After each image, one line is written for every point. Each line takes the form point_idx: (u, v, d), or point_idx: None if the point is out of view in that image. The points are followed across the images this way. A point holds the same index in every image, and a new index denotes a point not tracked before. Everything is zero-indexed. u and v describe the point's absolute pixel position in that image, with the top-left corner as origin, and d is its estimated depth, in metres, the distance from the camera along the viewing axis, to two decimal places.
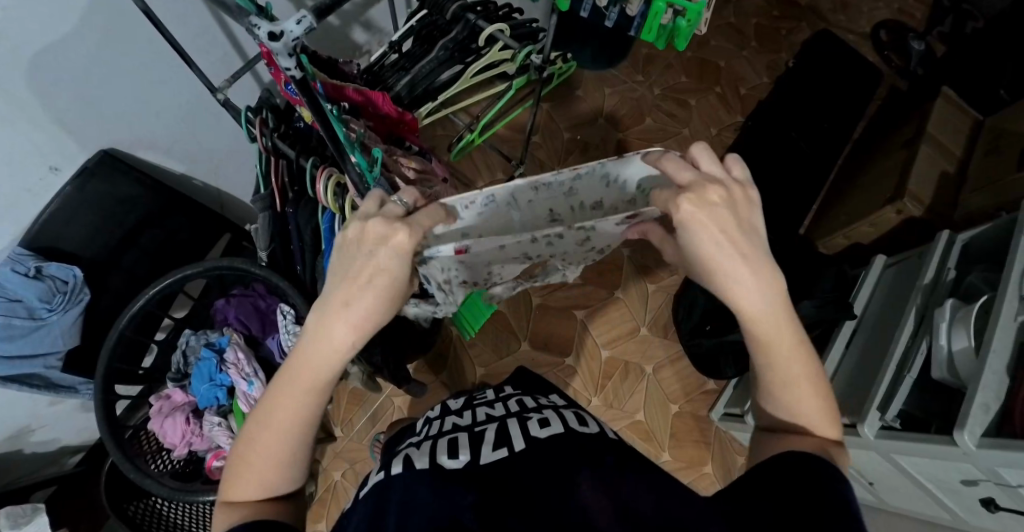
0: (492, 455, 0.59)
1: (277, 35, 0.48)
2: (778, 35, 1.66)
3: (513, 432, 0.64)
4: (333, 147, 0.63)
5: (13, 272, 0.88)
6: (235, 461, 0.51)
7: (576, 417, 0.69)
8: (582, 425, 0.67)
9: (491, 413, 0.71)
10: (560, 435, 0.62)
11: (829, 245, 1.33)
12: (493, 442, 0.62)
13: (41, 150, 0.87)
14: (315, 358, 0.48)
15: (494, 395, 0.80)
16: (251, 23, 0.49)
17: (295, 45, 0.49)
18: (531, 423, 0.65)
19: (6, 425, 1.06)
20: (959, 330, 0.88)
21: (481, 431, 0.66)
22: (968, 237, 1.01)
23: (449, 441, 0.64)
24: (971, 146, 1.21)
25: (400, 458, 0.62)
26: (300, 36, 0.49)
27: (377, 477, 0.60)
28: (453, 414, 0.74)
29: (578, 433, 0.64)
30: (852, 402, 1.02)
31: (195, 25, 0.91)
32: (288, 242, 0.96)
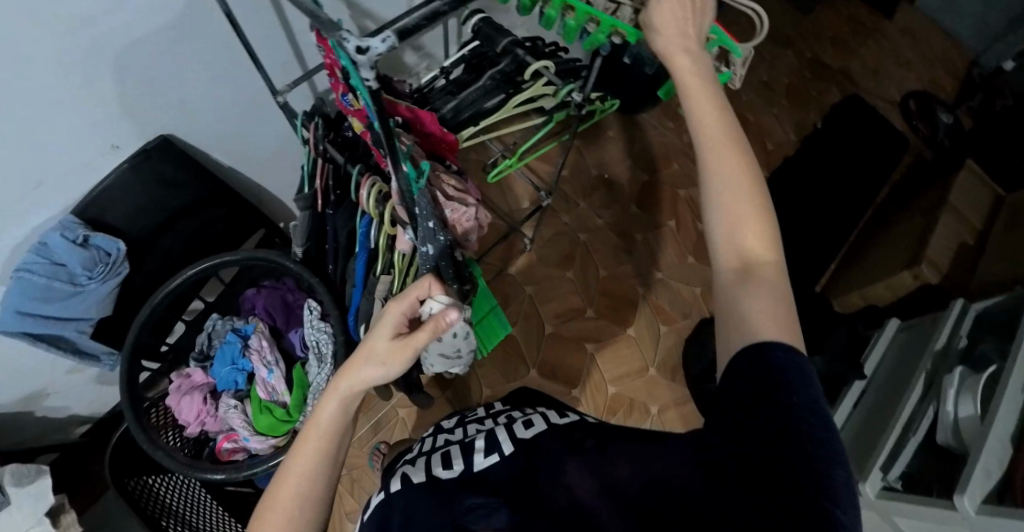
0: (484, 462, 0.60)
1: (364, 49, 0.53)
2: (809, 96, 1.72)
3: (502, 436, 0.64)
4: (390, 155, 0.67)
5: (62, 237, 0.94)
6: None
7: (556, 414, 0.70)
8: (562, 418, 0.69)
9: (481, 426, 0.71)
10: (543, 433, 0.63)
11: (843, 303, 1.34)
12: (483, 448, 0.62)
13: (106, 129, 0.93)
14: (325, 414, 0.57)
15: (483, 412, 0.80)
16: (340, 37, 0.54)
17: (376, 59, 0.55)
18: (517, 426, 0.66)
19: (24, 385, 1.09)
20: (967, 397, 0.89)
21: (471, 441, 0.66)
22: (980, 308, 1.03)
23: (442, 455, 0.64)
24: (991, 219, 1.23)
25: (399, 475, 0.62)
26: (382, 52, 0.54)
27: (378, 497, 0.61)
28: (445, 432, 0.74)
29: (557, 428, 0.65)
30: (857, 460, 1.02)
31: (265, 29, 0.98)
32: (323, 241, 1.03)
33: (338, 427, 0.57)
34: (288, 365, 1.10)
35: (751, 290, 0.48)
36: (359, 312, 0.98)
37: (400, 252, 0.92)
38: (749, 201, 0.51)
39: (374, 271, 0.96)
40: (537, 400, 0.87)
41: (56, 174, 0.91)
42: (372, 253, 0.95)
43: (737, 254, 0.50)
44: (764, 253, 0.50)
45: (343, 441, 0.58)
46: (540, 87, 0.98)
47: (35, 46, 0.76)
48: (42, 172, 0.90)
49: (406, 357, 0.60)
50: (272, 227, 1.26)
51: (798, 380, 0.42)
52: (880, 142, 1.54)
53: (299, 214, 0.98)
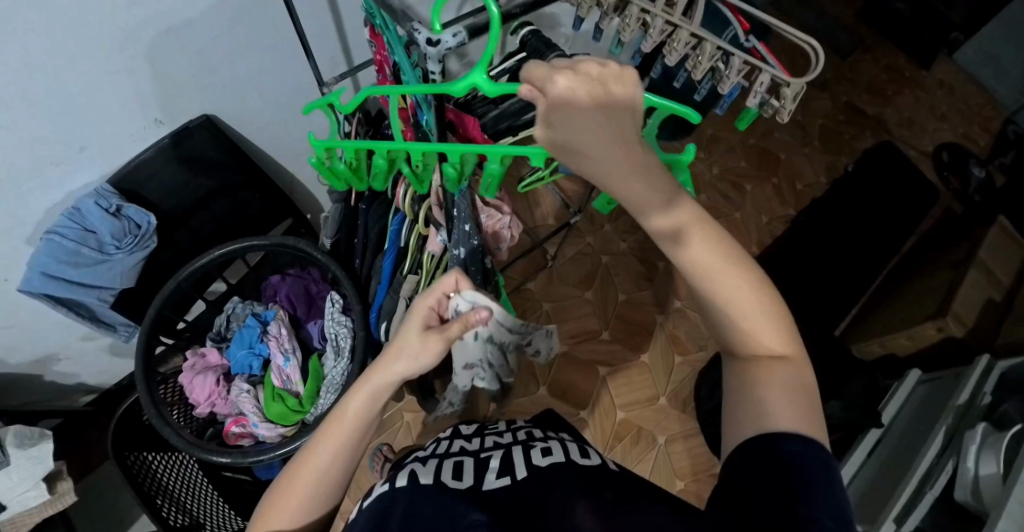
0: (496, 482, 0.59)
1: (434, 42, 0.60)
2: (841, 139, 1.72)
3: (517, 460, 0.63)
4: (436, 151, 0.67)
5: (96, 205, 0.94)
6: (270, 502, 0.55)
7: (579, 450, 0.67)
8: (584, 456, 0.65)
9: (498, 441, 0.70)
10: (561, 465, 0.61)
11: (863, 350, 1.32)
12: (497, 469, 0.62)
13: (153, 103, 0.94)
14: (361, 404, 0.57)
15: (503, 429, 0.78)
16: (415, 29, 0.60)
17: (444, 52, 0.61)
18: (534, 451, 0.64)
19: (38, 348, 1.10)
20: (990, 456, 0.86)
21: (486, 459, 0.65)
22: (1007, 366, 1.01)
23: (454, 466, 0.63)
24: (1020, 279, 1.22)
25: (407, 472, 0.62)
26: (451, 47, 0.61)
27: (382, 489, 0.60)
28: (461, 439, 0.73)
29: (579, 464, 0.61)
30: (868, 510, 0.99)
31: (319, 21, 1.00)
32: (353, 235, 1.06)
33: (364, 421, 0.57)
34: (305, 355, 1.11)
35: (773, 381, 0.49)
36: (383, 310, 1.00)
37: (429, 253, 0.93)
38: (749, 299, 0.50)
39: (401, 270, 0.98)
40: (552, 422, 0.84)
41: (100, 142, 0.93)
42: (401, 252, 0.97)
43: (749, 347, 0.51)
44: (780, 349, 0.51)
45: (365, 435, 0.58)
46: None
47: (98, 13, 0.78)
48: (87, 138, 0.91)
49: (435, 350, 0.58)
50: (299, 217, 1.27)
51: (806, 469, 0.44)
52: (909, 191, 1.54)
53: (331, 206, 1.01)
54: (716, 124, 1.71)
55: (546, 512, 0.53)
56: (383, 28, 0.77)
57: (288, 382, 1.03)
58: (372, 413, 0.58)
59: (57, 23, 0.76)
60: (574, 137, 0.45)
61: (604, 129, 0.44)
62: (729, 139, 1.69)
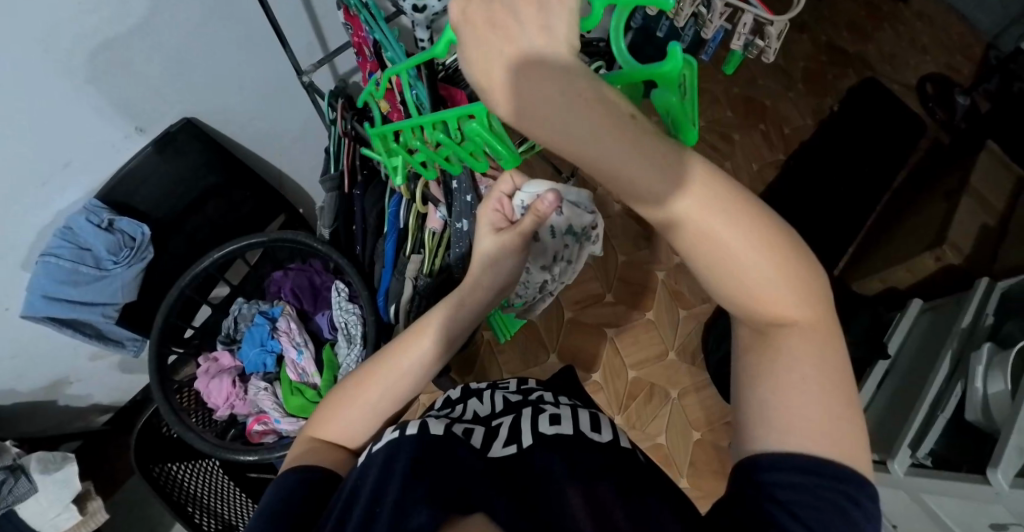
0: (502, 450, 0.57)
1: (423, 9, 0.58)
2: (825, 80, 1.72)
3: (524, 426, 0.60)
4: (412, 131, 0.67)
5: (87, 221, 0.92)
6: (334, 402, 0.62)
7: (590, 419, 0.64)
8: (593, 430, 0.61)
9: (509, 401, 0.68)
10: (569, 438, 0.58)
11: (863, 286, 1.35)
12: (504, 437, 0.59)
13: (132, 112, 0.91)
14: (443, 327, 0.63)
15: (516, 387, 0.74)
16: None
17: (433, 19, 0.59)
18: (542, 416, 0.61)
19: (46, 372, 1.09)
20: (995, 373, 0.88)
21: (495, 424, 0.62)
22: (1006, 286, 1.03)
23: (463, 429, 0.60)
24: (1012, 202, 1.23)
25: (419, 420, 0.57)
26: (439, 12, 0.59)
27: (392, 434, 0.56)
28: (471, 396, 0.71)
29: (589, 440, 0.59)
30: (883, 440, 1.02)
31: (291, 7, 0.97)
32: (350, 223, 1.02)
33: (443, 340, 0.63)
34: (317, 347, 1.11)
35: (783, 369, 0.40)
36: (390, 292, 1.00)
37: (429, 231, 0.95)
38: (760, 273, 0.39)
39: (404, 252, 0.99)
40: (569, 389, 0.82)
41: (82, 156, 0.90)
42: (401, 234, 0.99)
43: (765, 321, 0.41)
44: (798, 321, 0.40)
45: (430, 369, 0.63)
46: None
47: (62, 21, 0.75)
48: (69, 153, 0.88)
49: (511, 242, 0.66)
50: (292, 213, 1.25)
51: (809, 494, 0.38)
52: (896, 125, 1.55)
53: (325, 196, 0.98)
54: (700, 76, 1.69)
55: (586, 474, 0.54)
56: (361, 6, 0.76)
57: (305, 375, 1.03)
58: (450, 342, 0.64)
59: (20, 34, 0.72)
60: (529, 97, 0.35)
61: (550, 82, 0.34)
62: (713, 90, 1.68)
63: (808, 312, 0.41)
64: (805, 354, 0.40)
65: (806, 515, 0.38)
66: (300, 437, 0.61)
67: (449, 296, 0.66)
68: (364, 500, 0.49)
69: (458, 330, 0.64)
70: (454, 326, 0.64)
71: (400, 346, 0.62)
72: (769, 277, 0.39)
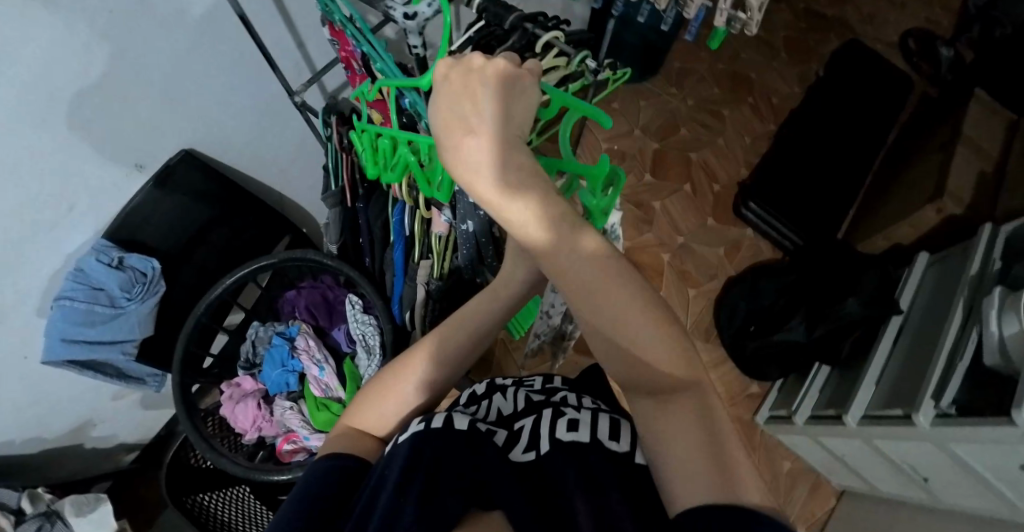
0: (521, 455, 0.58)
1: (412, 15, 0.58)
2: (808, 48, 1.74)
3: (544, 431, 0.59)
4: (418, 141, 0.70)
5: (98, 262, 0.93)
6: (372, 391, 0.62)
7: (611, 426, 0.60)
8: (612, 438, 0.57)
9: (533, 398, 0.67)
10: (585, 446, 0.56)
11: (870, 245, 1.36)
12: (524, 442, 0.60)
13: (130, 149, 0.92)
14: (471, 318, 0.63)
15: (539, 384, 0.73)
16: (386, 6, 0.59)
17: (423, 25, 0.60)
18: (562, 420, 0.59)
19: (71, 417, 1.10)
20: (1009, 315, 0.88)
21: (517, 427, 0.62)
22: (1010, 230, 1.04)
23: (485, 428, 0.61)
24: (1009, 146, 1.24)
25: (444, 413, 0.58)
26: (429, 16, 0.59)
27: (417, 426, 0.56)
28: (498, 393, 0.72)
29: (605, 450, 0.56)
30: (904, 394, 1.03)
31: (276, 31, 0.98)
32: (357, 235, 1.05)
33: (475, 333, 0.63)
34: (337, 362, 1.12)
35: (680, 424, 0.40)
36: (405, 299, 1.02)
37: (436, 235, 0.93)
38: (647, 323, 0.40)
39: (413, 258, 0.99)
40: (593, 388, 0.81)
41: (84, 198, 0.91)
42: (408, 241, 0.98)
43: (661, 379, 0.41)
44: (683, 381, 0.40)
45: (467, 361, 0.64)
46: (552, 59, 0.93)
47: (51, 66, 0.75)
48: (70, 196, 0.89)
49: None
50: (297, 233, 1.24)
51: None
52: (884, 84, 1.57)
53: (328, 211, 0.99)
54: (683, 56, 1.71)
55: (596, 482, 0.52)
56: (346, 22, 0.78)
57: (329, 389, 1.04)
58: (485, 332, 0.64)
59: (12, 82, 0.73)
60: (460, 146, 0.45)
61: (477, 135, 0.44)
62: (698, 69, 1.69)
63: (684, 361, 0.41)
64: (688, 412, 0.40)
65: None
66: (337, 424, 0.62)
67: (484, 289, 0.65)
68: (391, 489, 0.50)
69: (487, 326, 0.64)
70: (474, 316, 0.63)
71: (438, 339, 0.62)
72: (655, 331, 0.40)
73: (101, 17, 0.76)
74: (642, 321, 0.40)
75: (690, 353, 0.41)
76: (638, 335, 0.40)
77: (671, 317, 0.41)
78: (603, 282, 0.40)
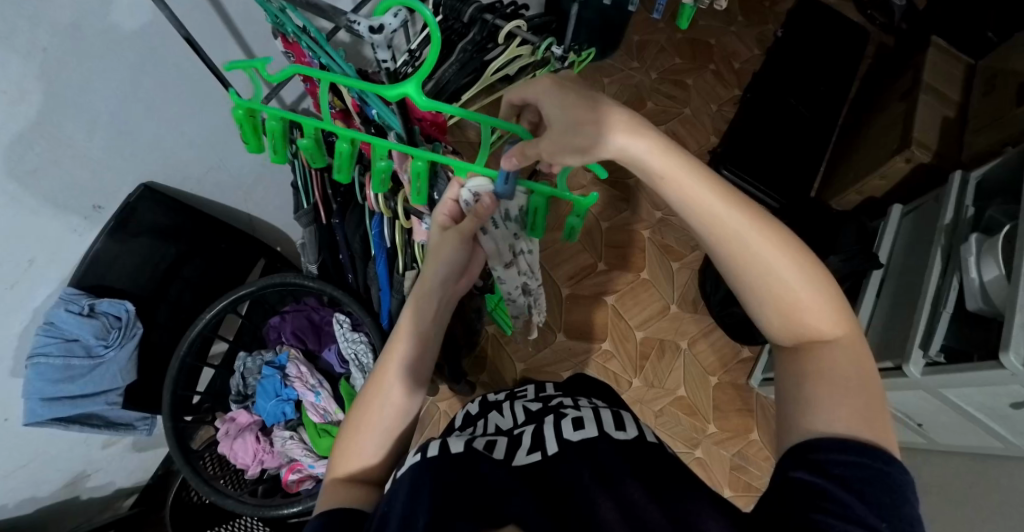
0: (526, 458, 0.59)
1: (378, 29, 0.54)
2: (763, 8, 1.78)
3: (547, 433, 0.62)
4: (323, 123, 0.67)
5: (67, 312, 0.88)
6: (345, 437, 0.66)
7: (614, 418, 0.65)
8: (618, 428, 0.63)
9: (530, 409, 0.69)
10: (594, 441, 0.60)
11: (841, 202, 1.39)
12: (527, 445, 0.61)
13: (85, 190, 0.87)
14: (417, 316, 0.71)
15: (534, 394, 0.75)
16: (349, 20, 0.55)
17: (391, 37, 0.56)
18: (565, 421, 0.62)
19: (61, 472, 1.06)
20: (989, 260, 0.90)
21: (518, 433, 0.64)
22: (980, 175, 1.06)
23: (485, 442, 0.62)
24: (968, 89, 1.27)
25: (438, 440, 0.60)
26: (396, 28, 0.55)
27: (413, 460, 0.59)
28: (492, 411, 0.73)
29: (612, 439, 0.60)
30: (893, 346, 1.05)
31: (225, 50, 0.93)
32: (336, 251, 1.02)
33: (420, 334, 0.70)
34: (332, 384, 1.10)
35: (831, 360, 0.53)
36: (393, 313, 0.99)
37: (418, 243, 0.90)
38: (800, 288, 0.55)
39: (396, 270, 0.96)
40: (587, 384, 0.82)
41: (45, 249, 0.86)
42: (391, 253, 0.95)
43: (808, 336, 0.55)
44: (835, 334, 0.55)
45: (421, 377, 0.69)
46: (515, 48, 0.91)
47: None
48: (31, 249, 0.84)
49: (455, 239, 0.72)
50: (271, 254, 1.24)
51: (861, 471, 0.47)
52: (841, 39, 1.59)
53: (303, 231, 0.95)
54: (641, 29, 1.71)
55: (610, 478, 0.55)
56: (300, 33, 0.73)
57: (328, 414, 1.04)
58: (431, 333, 0.71)
59: None
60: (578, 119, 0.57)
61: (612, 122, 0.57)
62: (658, 40, 1.69)
63: (842, 324, 0.55)
64: (826, 360, 0.53)
65: (860, 488, 0.47)
66: (323, 483, 0.64)
67: (413, 294, 0.72)
68: (398, 519, 0.52)
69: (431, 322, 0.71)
70: (423, 314, 0.71)
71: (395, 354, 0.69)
72: (811, 295, 0.55)
73: (37, 53, 0.71)
74: (810, 294, 0.55)
75: (841, 313, 0.56)
76: (811, 304, 0.55)
77: (828, 290, 0.56)
78: (785, 262, 0.55)
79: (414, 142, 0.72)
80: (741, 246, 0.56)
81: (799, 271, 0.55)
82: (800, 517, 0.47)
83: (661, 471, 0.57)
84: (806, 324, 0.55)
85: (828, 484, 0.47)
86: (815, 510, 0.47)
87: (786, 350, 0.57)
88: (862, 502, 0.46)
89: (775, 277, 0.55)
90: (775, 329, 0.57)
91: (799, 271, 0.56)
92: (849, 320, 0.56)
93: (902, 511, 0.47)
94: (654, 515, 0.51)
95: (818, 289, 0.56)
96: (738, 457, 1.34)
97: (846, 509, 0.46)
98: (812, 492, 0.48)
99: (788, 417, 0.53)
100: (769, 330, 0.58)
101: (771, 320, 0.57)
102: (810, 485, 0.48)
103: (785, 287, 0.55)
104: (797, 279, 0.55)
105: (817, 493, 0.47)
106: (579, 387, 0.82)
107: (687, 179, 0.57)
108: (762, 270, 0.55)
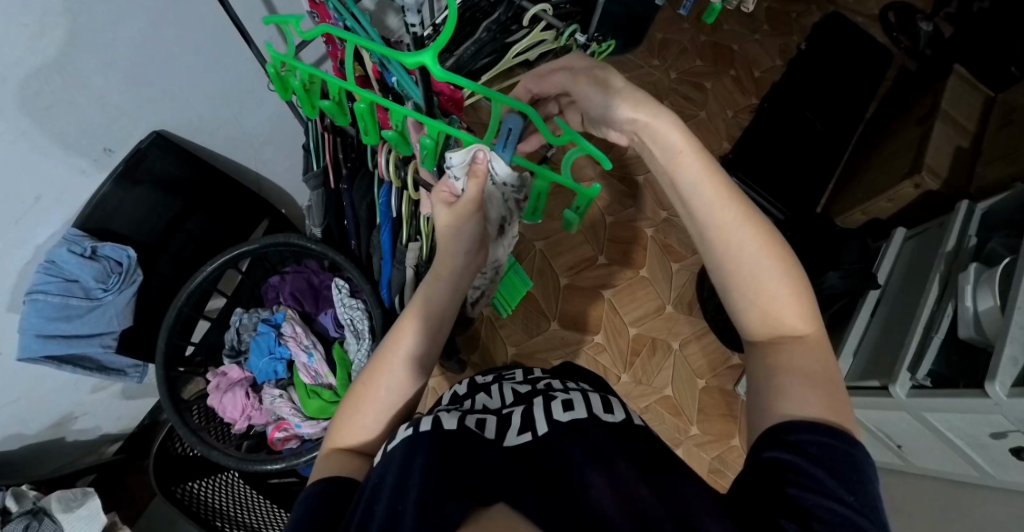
0: (516, 439, 0.60)
1: None
2: (790, 19, 1.77)
3: (537, 414, 0.62)
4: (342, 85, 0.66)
5: (70, 253, 0.88)
6: (342, 416, 0.67)
7: (601, 402, 0.66)
8: (606, 411, 0.64)
9: (518, 392, 0.70)
10: (583, 422, 0.61)
11: (847, 220, 1.39)
12: (517, 425, 0.62)
13: (98, 133, 0.86)
14: (432, 297, 0.71)
15: (522, 376, 0.76)
16: None
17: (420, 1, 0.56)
18: (555, 403, 0.63)
19: (49, 412, 1.06)
20: (984, 291, 0.91)
21: (507, 413, 0.64)
22: (987, 206, 1.07)
23: (476, 419, 0.63)
24: (984, 121, 1.28)
25: (430, 416, 0.60)
26: None
27: (407, 432, 0.59)
28: (479, 392, 0.73)
29: (602, 423, 0.61)
30: (882, 367, 1.07)
31: (249, 4, 0.91)
32: (342, 217, 1.02)
33: (433, 308, 0.70)
34: (326, 346, 1.12)
35: (809, 358, 0.55)
36: (393, 283, 0.99)
37: (423, 217, 0.90)
38: (792, 300, 0.57)
39: (400, 241, 0.96)
40: (578, 370, 0.82)
41: (52, 188, 0.85)
42: (395, 223, 0.96)
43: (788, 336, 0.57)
44: (806, 330, 0.57)
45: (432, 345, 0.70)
46: (539, 32, 0.89)
47: (9, 47, 0.69)
48: (38, 186, 0.83)
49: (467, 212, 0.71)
50: (275, 215, 1.23)
51: (830, 451, 0.49)
52: (864, 57, 1.59)
53: (311, 193, 0.98)
54: (665, 27, 1.70)
55: (602, 459, 0.56)
56: None
57: (321, 377, 1.05)
58: (442, 314, 0.71)
59: None
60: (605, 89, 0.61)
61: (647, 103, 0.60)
62: (680, 40, 1.68)
63: (812, 323, 0.58)
64: (805, 366, 0.55)
65: (831, 467, 0.48)
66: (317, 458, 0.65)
67: (428, 274, 0.73)
68: (387, 495, 0.52)
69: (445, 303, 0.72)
70: (437, 294, 0.71)
71: (404, 329, 0.69)
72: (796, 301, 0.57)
73: None
74: (785, 300, 0.57)
75: (816, 316, 0.58)
76: (785, 304, 0.57)
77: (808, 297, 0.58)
78: (773, 270, 0.57)
79: (432, 113, 0.69)
80: (733, 238, 0.58)
81: (777, 263, 0.57)
82: (773, 491, 0.48)
83: (649, 455, 0.58)
84: (788, 331, 0.57)
85: (802, 461, 0.49)
86: (787, 484, 0.48)
87: (761, 344, 0.58)
88: (831, 478, 0.48)
89: (757, 277, 0.57)
90: (755, 323, 0.58)
91: (789, 282, 0.58)
92: (818, 323, 0.58)
93: (867, 490, 0.48)
94: (641, 493, 0.52)
95: (787, 302, 0.58)
96: (718, 461, 1.36)
97: (817, 483, 0.48)
98: (787, 469, 0.49)
99: (762, 403, 0.55)
100: (745, 328, 0.60)
101: (749, 313, 0.58)
102: (784, 463, 0.49)
103: (764, 295, 0.57)
104: (790, 280, 0.58)
105: (789, 469, 0.49)
106: (569, 370, 0.82)
107: (699, 175, 0.59)
108: (741, 271, 0.58)
